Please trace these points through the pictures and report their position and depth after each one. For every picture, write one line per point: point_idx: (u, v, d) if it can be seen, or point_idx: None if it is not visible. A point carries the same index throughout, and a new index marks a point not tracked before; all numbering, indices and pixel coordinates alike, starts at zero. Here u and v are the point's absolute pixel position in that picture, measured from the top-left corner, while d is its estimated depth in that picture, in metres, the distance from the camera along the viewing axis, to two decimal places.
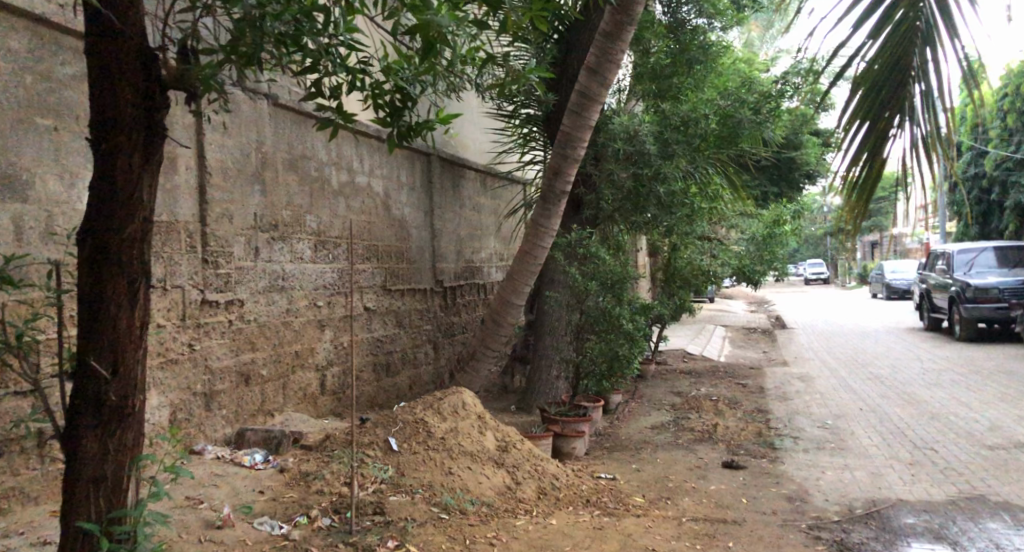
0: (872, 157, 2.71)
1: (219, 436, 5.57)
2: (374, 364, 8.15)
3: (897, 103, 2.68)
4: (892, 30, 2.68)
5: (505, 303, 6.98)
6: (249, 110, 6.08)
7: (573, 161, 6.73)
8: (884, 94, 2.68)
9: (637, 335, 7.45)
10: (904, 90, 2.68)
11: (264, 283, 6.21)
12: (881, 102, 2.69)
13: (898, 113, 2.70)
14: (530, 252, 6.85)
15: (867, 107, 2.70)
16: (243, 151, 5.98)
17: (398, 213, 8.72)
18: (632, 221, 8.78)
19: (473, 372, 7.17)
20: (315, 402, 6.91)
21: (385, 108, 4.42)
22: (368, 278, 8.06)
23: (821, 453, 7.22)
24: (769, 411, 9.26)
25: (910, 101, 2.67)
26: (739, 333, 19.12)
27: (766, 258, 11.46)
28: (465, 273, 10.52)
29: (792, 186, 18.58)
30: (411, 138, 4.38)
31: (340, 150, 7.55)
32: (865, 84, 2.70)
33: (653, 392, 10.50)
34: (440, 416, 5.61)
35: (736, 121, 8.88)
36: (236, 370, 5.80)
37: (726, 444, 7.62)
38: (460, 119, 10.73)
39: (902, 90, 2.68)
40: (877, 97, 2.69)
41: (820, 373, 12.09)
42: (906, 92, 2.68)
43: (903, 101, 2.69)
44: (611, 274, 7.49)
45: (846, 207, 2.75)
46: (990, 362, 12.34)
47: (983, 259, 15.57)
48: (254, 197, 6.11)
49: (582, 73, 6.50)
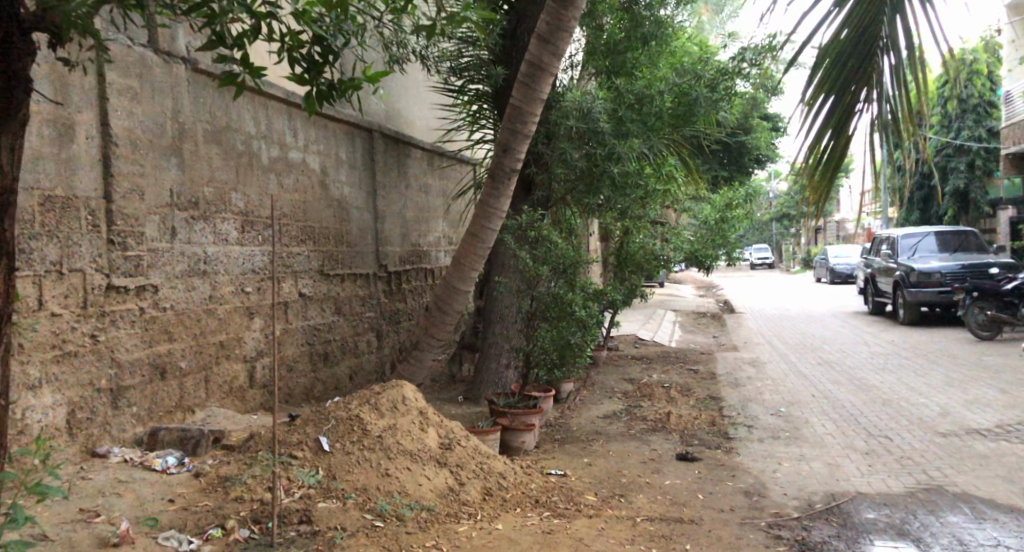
0: (838, 131, 3.12)
1: (128, 436, 5.03)
2: (310, 354, 7.64)
3: (862, 80, 3.08)
4: (858, 6, 3.04)
5: (450, 290, 6.48)
6: (163, 74, 5.50)
7: (523, 137, 6.26)
8: (848, 71, 3.09)
9: (590, 322, 7.07)
10: (867, 67, 3.09)
11: (182, 267, 5.66)
12: (845, 79, 3.10)
13: (863, 88, 3.10)
14: (478, 235, 6.37)
15: (834, 84, 3.09)
16: (156, 120, 5.42)
17: (338, 193, 8.19)
18: (585, 203, 8.41)
19: (416, 362, 6.70)
20: (243, 396, 6.39)
21: (301, 62, 4.09)
22: (304, 261, 7.53)
23: (775, 442, 6.88)
24: (721, 398, 9.00)
25: (874, 78, 3.09)
26: (688, 318, 19.04)
27: (718, 242, 11.20)
28: (411, 256, 10.03)
29: (742, 171, 18.46)
30: (332, 98, 4.05)
31: (271, 123, 6.98)
32: (832, 59, 3.09)
33: (605, 379, 10.18)
34: (378, 413, 5.14)
35: (693, 99, 8.45)
36: (150, 363, 5.26)
37: (680, 434, 7.31)
38: (405, 94, 10.16)
39: (866, 68, 3.09)
40: (841, 74, 3.09)
41: (771, 358, 11.93)
42: (871, 68, 3.09)
43: (867, 78, 3.09)
44: (562, 258, 7.07)
45: (810, 177, 3.16)
46: (935, 345, 12.35)
47: (927, 243, 15.62)
48: (170, 171, 5.56)
49: (532, 42, 6.04)
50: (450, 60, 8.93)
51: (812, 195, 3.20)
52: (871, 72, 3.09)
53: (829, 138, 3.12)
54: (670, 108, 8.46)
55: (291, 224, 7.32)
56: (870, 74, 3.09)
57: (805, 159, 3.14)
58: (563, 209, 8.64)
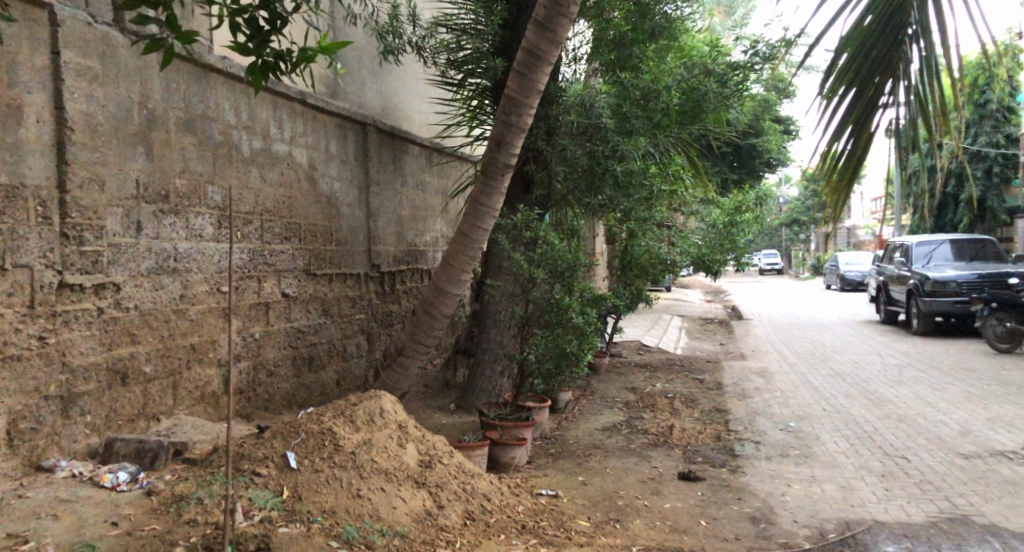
0: (860, 126, 3.02)
1: (81, 447, 4.65)
2: (293, 358, 7.23)
3: (887, 71, 2.97)
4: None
5: (439, 293, 6.02)
6: (131, 57, 5.14)
7: (519, 130, 5.84)
8: (874, 61, 2.98)
9: (588, 330, 6.63)
10: (893, 54, 2.98)
11: (149, 264, 5.27)
12: (871, 68, 2.99)
13: (888, 78, 3.00)
14: (470, 235, 5.94)
15: (857, 75, 2.98)
16: (122, 106, 5.06)
17: (327, 188, 7.80)
18: (586, 203, 7.99)
19: (401, 371, 6.20)
20: (217, 403, 5.99)
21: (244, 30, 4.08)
22: (288, 260, 7.12)
23: (784, 461, 6.42)
24: (727, 411, 8.55)
25: (901, 66, 2.98)
26: (695, 324, 18.61)
27: (726, 246, 10.75)
28: (406, 256, 9.63)
29: (752, 175, 17.97)
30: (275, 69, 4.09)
31: (253, 113, 6.59)
32: (855, 46, 2.97)
33: (606, 388, 9.75)
34: (353, 426, 4.73)
35: (701, 94, 7.96)
36: (109, 368, 4.88)
37: (682, 450, 6.87)
38: (401, 88, 9.72)
39: (894, 55, 2.99)
40: (866, 64, 2.98)
41: (779, 368, 11.46)
42: (898, 55, 2.99)
43: (893, 66, 2.99)
44: (561, 261, 6.63)
45: (827, 180, 3.07)
46: (950, 357, 11.86)
47: (942, 251, 15.13)
48: (136, 160, 5.19)
49: (530, 29, 5.62)
50: (447, 52, 8.51)
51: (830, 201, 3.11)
52: (897, 59, 2.99)
53: (850, 137, 3.03)
54: (677, 104, 7.99)
55: (274, 220, 6.91)
56: (897, 62, 2.99)
57: (822, 160, 3.03)
58: (565, 209, 8.22)
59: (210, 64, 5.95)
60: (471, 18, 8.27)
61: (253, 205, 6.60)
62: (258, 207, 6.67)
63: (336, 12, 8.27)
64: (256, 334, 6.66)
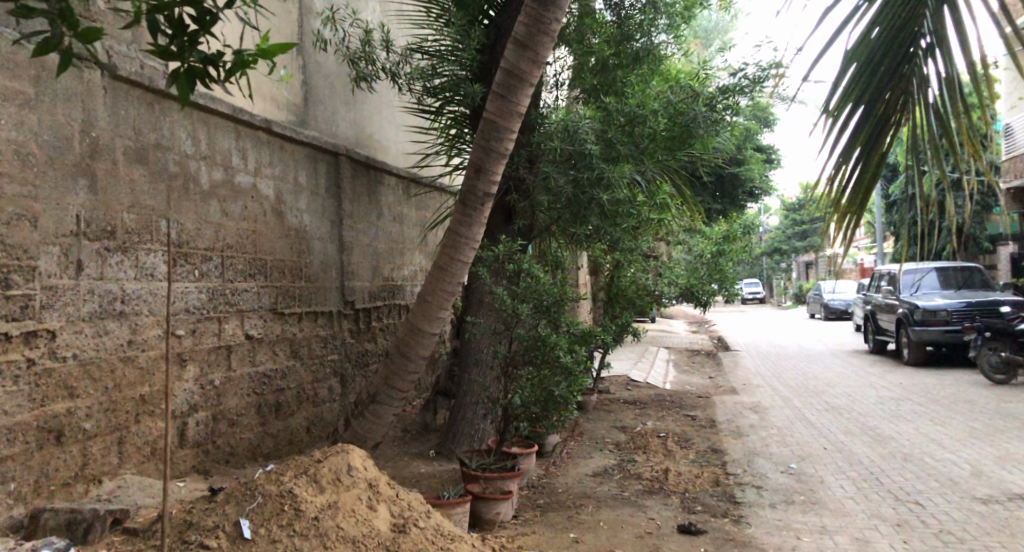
0: (868, 145, 3.43)
1: (4, 520, 4.13)
2: (259, 406, 6.70)
3: (895, 89, 3.43)
4: (893, 9, 3.38)
5: (414, 333, 5.52)
6: (71, 81, 4.72)
7: (499, 157, 5.42)
8: (880, 80, 3.42)
9: (576, 370, 6.15)
10: (900, 72, 3.43)
11: (90, 308, 4.80)
12: (879, 89, 3.43)
13: (898, 95, 3.44)
14: (448, 268, 5.47)
15: (865, 93, 3.42)
16: (59, 135, 4.63)
17: (295, 221, 7.32)
18: (572, 233, 7.55)
19: (373, 420, 5.62)
20: (170, 460, 5.47)
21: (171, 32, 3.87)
22: (252, 300, 6.61)
23: (789, 508, 5.96)
24: (723, 451, 8.09)
25: (910, 87, 3.42)
26: (682, 356, 18.21)
27: (714, 276, 10.34)
28: (383, 292, 9.14)
29: (736, 204, 17.70)
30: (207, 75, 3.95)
31: (213, 141, 6.13)
32: (862, 64, 3.42)
33: (595, 428, 9.25)
34: (317, 487, 4.20)
35: (690, 117, 7.51)
36: (41, 425, 4.43)
37: (679, 497, 6.38)
38: (375, 117, 9.32)
39: (905, 73, 3.42)
40: (873, 81, 3.42)
41: (773, 403, 11.01)
42: (910, 73, 3.42)
43: (904, 85, 3.43)
44: (546, 295, 6.17)
45: (835, 204, 3.45)
46: (946, 389, 11.49)
47: (930, 279, 14.81)
48: (76, 193, 4.73)
49: (508, 48, 5.23)
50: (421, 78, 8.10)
51: (839, 219, 3.46)
52: (906, 77, 3.43)
53: (857, 155, 3.43)
54: (665, 131, 7.58)
55: (237, 256, 6.41)
56: (908, 80, 3.42)
57: (833, 176, 3.43)
58: (549, 240, 7.80)
59: (165, 90, 5.50)
60: (446, 41, 7.89)
61: (213, 241, 6.11)
62: (219, 243, 6.17)
63: (305, 38, 7.86)
64: (217, 382, 6.13)
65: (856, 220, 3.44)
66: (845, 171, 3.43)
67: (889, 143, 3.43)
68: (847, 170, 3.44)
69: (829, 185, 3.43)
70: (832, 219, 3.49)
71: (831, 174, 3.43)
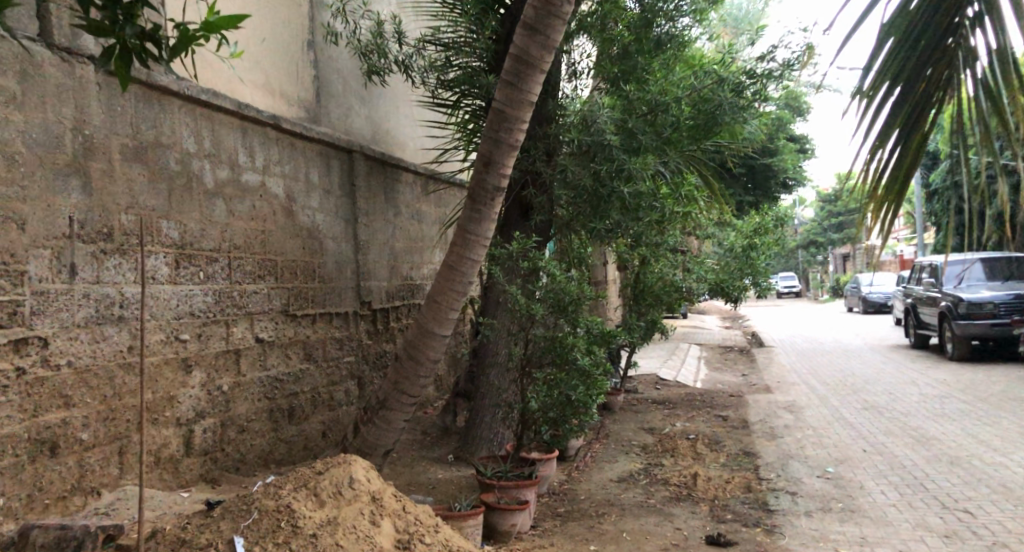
0: (907, 127, 3.10)
1: None
2: (271, 411, 6.50)
3: (938, 63, 3.08)
4: None
5: (424, 335, 5.27)
6: (63, 77, 4.56)
7: (509, 148, 5.14)
8: (920, 54, 3.08)
9: (596, 372, 5.85)
10: (944, 46, 3.09)
11: (86, 314, 4.62)
12: (920, 66, 3.09)
13: (942, 71, 3.09)
14: (458, 267, 5.21)
15: (904, 70, 3.09)
16: (50, 134, 4.47)
17: (307, 221, 7.11)
18: (592, 229, 7.24)
19: (384, 426, 5.37)
20: (176, 468, 5.40)
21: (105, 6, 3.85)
22: (262, 301, 6.41)
23: (825, 516, 5.61)
24: (756, 454, 7.73)
25: (954, 61, 3.07)
26: (715, 353, 17.79)
27: (746, 271, 9.79)
28: (401, 291, 8.92)
29: (768, 195, 17.15)
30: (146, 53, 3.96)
31: (218, 139, 5.93)
32: (901, 38, 3.08)
33: (621, 430, 8.94)
34: (316, 502, 3.96)
35: (716, 105, 7.18)
36: (34, 437, 4.28)
37: (708, 505, 6.04)
38: (390, 112, 9.09)
39: (949, 46, 3.07)
40: (914, 56, 3.08)
41: (809, 402, 10.59)
42: (954, 47, 3.07)
43: (948, 60, 3.08)
44: (564, 294, 5.88)
45: (872, 193, 3.14)
46: (993, 385, 10.96)
47: (975, 271, 14.12)
48: (68, 193, 4.56)
49: (518, 32, 4.95)
50: (435, 71, 7.84)
51: (874, 210, 3.15)
52: (950, 51, 3.09)
53: (895, 138, 3.11)
54: (688, 118, 7.27)
55: (245, 258, 6.21)
56: (952, 54, 3.08)
57: (868, 162, 3.12)
58: (570, 236, 7.48)
59: (165, 86, 5.31)
60: (459, 32, 7.63)
61: (219, 241, 5.91)
62: (225, 243, 5.97)
63: (315, 32, 7.64)
64: (225, 387, 5.93)
65: (896, 210, 3.13)
66: (880, 157, 3.12)
67: (931, 124, 3.10)
68: (883, 156, 3.13)
69: (864, 172, 3.13)
70: (867, 210, 3.18)
71: (866, 161, 3.12)
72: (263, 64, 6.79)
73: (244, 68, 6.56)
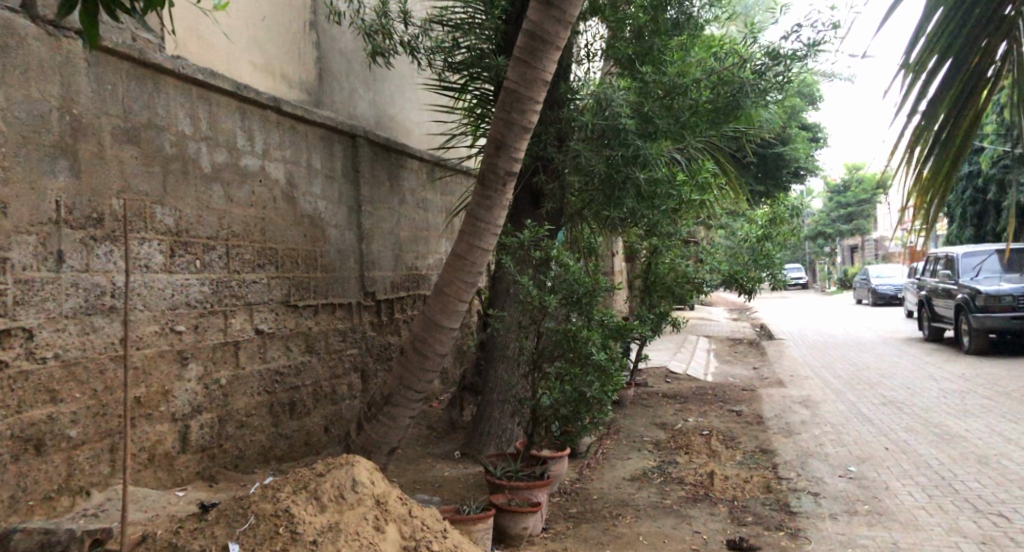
0: (958, 104, 2.89)
1: None
2: (271, 405, 6.25)
3: (996, 33, 2.85)
4: None
5: (431, 328, 5.01)
6: (48, 52, 4.30)
7: (521, 131, 4.87)
8: (975, 23, 2.85)
9: (611, 368, 5.58)
10: (1002, 14, 2.86)
11: (74, 304, 4.37)
12: (975, 36, 2.86)
13: (998, 42, 2.87)
14: (467, 256, 4.94)
15: (956, 42, 2.87)
16: (34, 112, 4.22)
17: (309, 208, 6.84)
18: (605, 217, 6.96)
19: (389, 423, 5.11)
20: (171, 466, 5.15)
21: None
22: (262, 292, 6.15)
23: (851, 519, 5.36)
24: (773, 451, 7.47)
25: (1011, 31, 2.86)
26: (725, 345, 17.49)
27: (761, 262, 9.42)
28: (407, 281, 8.65)
29: (779, 184, 16.76)
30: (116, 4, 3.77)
31: (216, 120, 5.66)
32: (952, 5, 2.86)
33: (632, 425, 8.69)
34: (317, 507, 3.71)
35: (738, 86, 6.92)
36: (17, 434, 4.04)
37: (727, 506, 5.78)
38: (395, 96, 8.80)
39: (1007, 16, 2.85)
40: (968, 26, 2.86)
41: (824, 397, 10.32)
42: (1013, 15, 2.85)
43: (1005, 30, 2.86)
44: (577, 285, 5.60)
45: (918, 177, 2.96)
46: (1012, 380, 10.69)
47: (991, 264, 13.86)
48: (55, 176, 4.30)
49: (532, 6, 4.68)
50: (442, 53, 7.55)
51: (918, 194, 2.98)
52: (1008, 20, 2.86)
53: (944, 116, 2.91)
54: (706, 100, 6.95)
55: (244, 245, 5.95)
56: (1011, 23, 2.85)
57: (913, 144, 2.94)
58: (581, 225, 7.21)
59: (160, 64, 5.04)
60: (466, 10, 7.34)
61: (217, 228, 5.64)
62: (223, 230, 5.71)
63: (317, 11, 7.37)
64: (223, 381, 5.67)
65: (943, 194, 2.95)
66: (927, 137, 2.93)
67: (984, 102, 2.90)
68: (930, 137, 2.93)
69: (907, 154, 2.96)
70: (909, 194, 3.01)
71: (911, 141, 2.95)
72: (263, 43, 6.51)
73: (242, 46, 6.28)
